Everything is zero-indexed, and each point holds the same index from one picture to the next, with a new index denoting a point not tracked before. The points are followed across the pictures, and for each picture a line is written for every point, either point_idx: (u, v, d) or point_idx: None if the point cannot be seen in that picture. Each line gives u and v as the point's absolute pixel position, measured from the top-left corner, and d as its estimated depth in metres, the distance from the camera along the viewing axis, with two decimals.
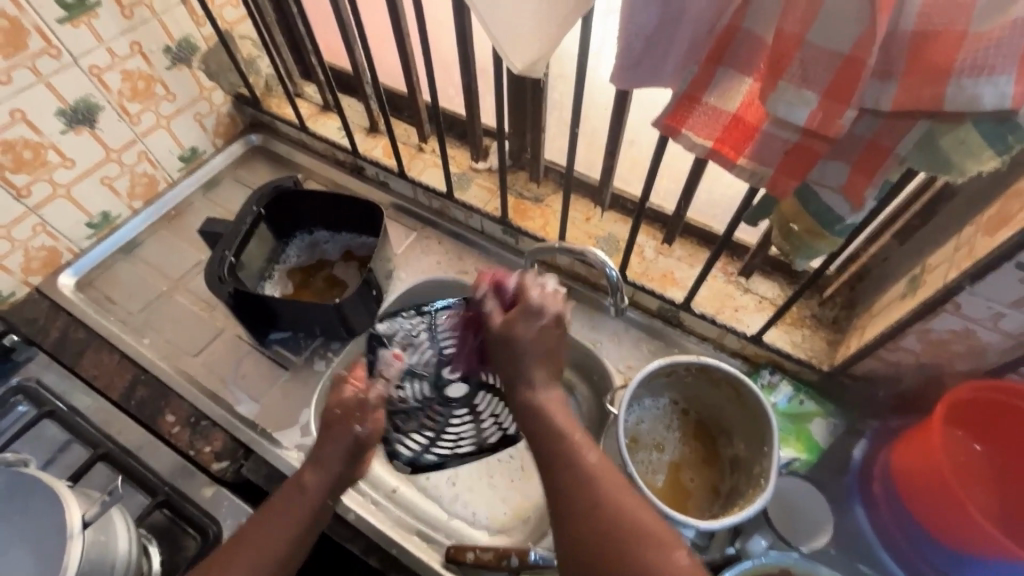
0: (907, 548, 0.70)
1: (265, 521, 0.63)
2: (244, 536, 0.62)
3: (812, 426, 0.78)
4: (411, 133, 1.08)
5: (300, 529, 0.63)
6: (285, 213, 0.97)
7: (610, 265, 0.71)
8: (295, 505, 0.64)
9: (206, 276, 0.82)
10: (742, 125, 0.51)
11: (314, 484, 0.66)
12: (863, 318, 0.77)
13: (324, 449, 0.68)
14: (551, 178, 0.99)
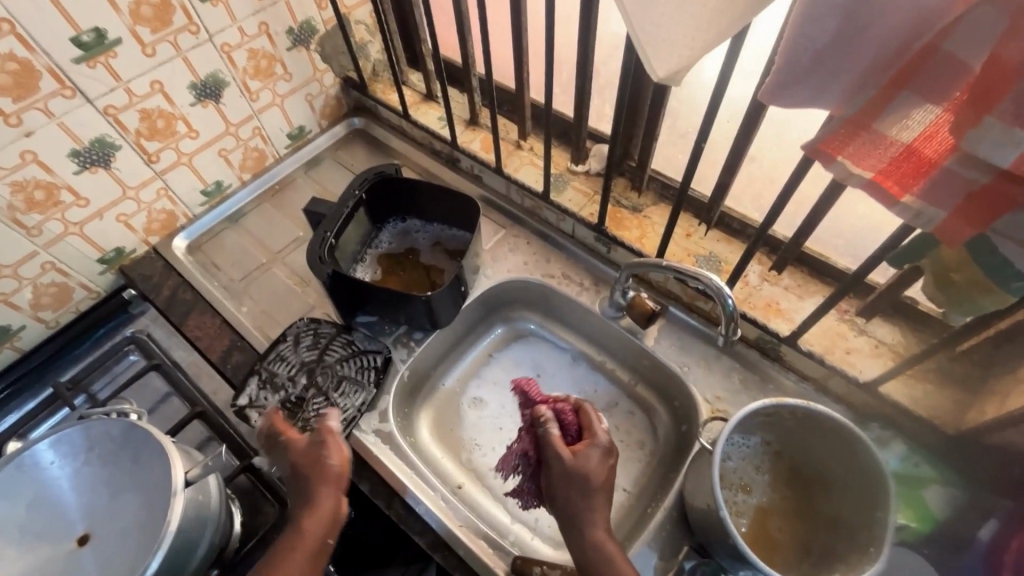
0: None
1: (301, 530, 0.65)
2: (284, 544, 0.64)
3: (927, 492, 0.72)
4: (510, 129, 1.08)
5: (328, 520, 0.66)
6: (383, 199, 0.98)
7: (727, 292, 0.67)
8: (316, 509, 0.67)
9: (308, 254, 0.84)
10: (915, 158, 0.45)
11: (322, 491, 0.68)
12: (1005, 383, 0.66)
13: (317, 493, 0.68)
14: (652, 188, 0.95)
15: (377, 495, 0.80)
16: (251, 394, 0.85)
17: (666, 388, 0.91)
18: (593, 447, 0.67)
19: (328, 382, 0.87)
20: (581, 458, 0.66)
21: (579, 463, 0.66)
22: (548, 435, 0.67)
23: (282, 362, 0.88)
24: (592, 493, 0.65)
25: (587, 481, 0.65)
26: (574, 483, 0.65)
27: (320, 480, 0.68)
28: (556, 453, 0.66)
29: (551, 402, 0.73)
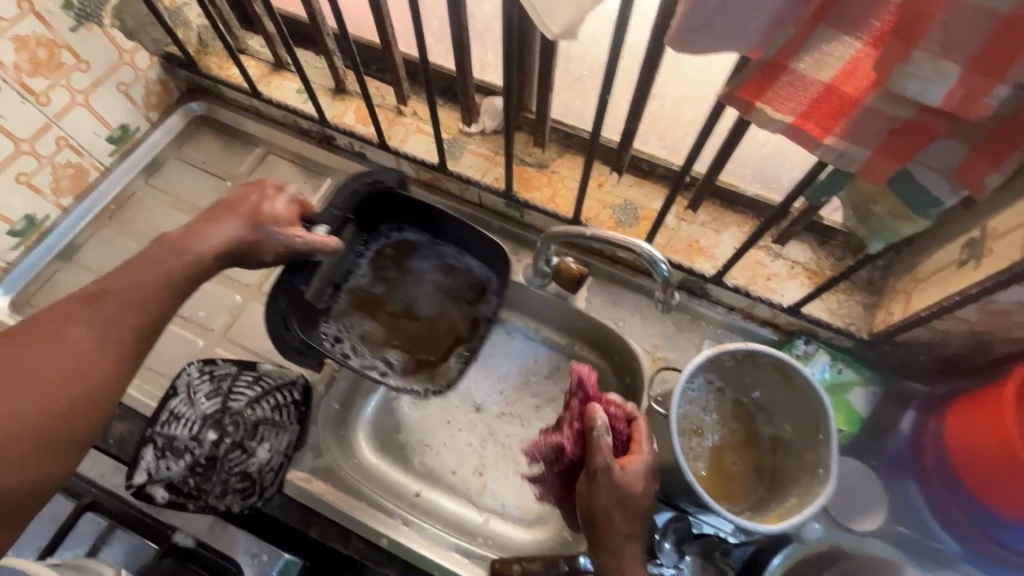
0: (967, 527, 0.64)
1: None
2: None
3: (851, 396, 0.75)
4: (386, 93, 0.94)
5: (76, 355, 0.50)
6: (376, 211, 0.81)
7: (660, 258, 0.63)
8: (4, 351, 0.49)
9: (270, 316, 0.69)
10: (836, 97, 0.42)
11: (80, 321, 0.52)
12: (905, 281, 0.73)
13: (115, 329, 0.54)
14: (554, 140, 0.88)
15: (330, 537, 0.75)
16: (149, 467, 0.71)
17: (604, 346, 0.89)
18: (642, 464, 0.59)
19: (241, 432, 0.74)
20: (630, 475, 0.57)
21: (627, 480, 0.57)
22: (601, 441, 0.57)
23: (177, 421, 0.74)
24: (636, 513, 0.57)
25: (635, 500, 0.56)
26: (623, 502, 0.56)
27: (71, 318, 0.52)
28: (607, 466, 0.56)
29: (607, 405, 0.65)
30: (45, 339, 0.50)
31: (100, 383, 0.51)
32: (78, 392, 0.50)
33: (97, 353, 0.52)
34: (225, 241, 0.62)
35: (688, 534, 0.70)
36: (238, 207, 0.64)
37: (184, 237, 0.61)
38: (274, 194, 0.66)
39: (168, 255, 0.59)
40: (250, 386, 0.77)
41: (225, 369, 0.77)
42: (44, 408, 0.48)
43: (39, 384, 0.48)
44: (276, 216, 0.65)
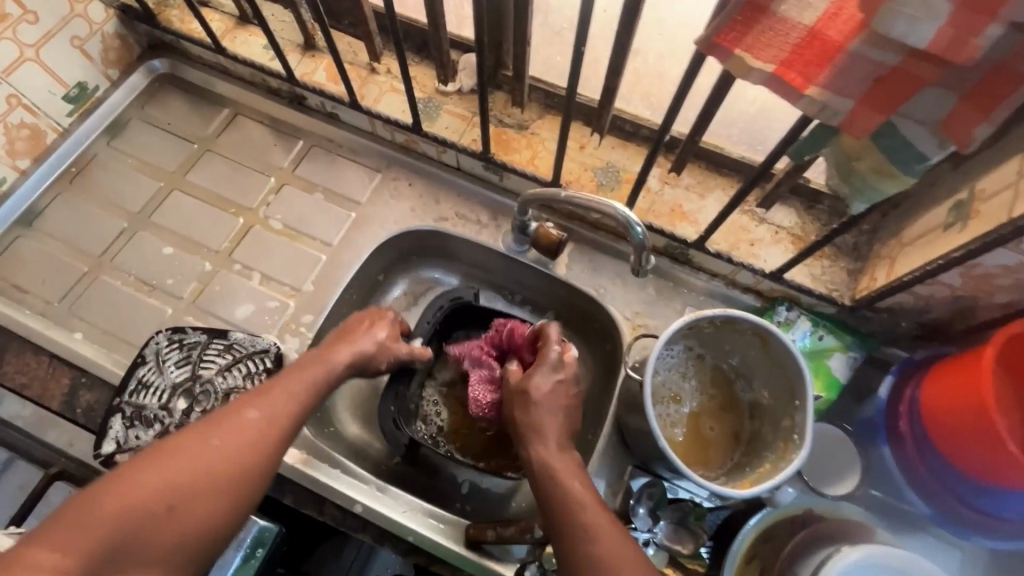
0: (939, 489, 0.65)
1: (160, 448, 0.49)
2: (135, 463, 0.48)
3: (831, 362, 0.74)
4: (358, 50, 0.90)
5: (253, 434, 0.52)
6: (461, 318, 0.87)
7: (635, 221, 0.60)
8: (193, 431, 0.51)
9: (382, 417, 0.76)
10: (818, 43, 0.39)
11: (259, 404, 0.54)
12: (891, 246, 0.71)
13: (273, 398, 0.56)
14: (534, 99, 0.84)
15: (305, 503, 0.71)
16: (118, 437, 0.70)
17: (584, 314, 0.87)
18: (544, 373, 0.63)
19: (213, 401, 0.74)
20: (531, 390, 0.62)
21: (528, 392, 0.62)
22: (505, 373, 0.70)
23: (147, 390, 0.73)
24: (541, 424, 0.60)
25: (536, 411, 0.61)
26: (525, 410, 0.62)
27: (248, 403, 0.54)
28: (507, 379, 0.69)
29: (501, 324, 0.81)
30: (231, 420, 0.52)
31: (261, 461, 0.52)
32: (226, 470, 0.50)
33: (278, 435, 0.54)
34: (353, 357, 0.65)
35: (663, 499, 0.69)
36: (358, 329, 0.69)
37: (325, 352, 0.64)
38: (384, 317, 0.72)
39: (315, 366, 0.61)
40: (219, 355, 0.76)
41: (196, 337, 0.77)
42: (198, 477, 0.48)
43: (202, 459, 0.49)
44: (387, 331, 0.70)
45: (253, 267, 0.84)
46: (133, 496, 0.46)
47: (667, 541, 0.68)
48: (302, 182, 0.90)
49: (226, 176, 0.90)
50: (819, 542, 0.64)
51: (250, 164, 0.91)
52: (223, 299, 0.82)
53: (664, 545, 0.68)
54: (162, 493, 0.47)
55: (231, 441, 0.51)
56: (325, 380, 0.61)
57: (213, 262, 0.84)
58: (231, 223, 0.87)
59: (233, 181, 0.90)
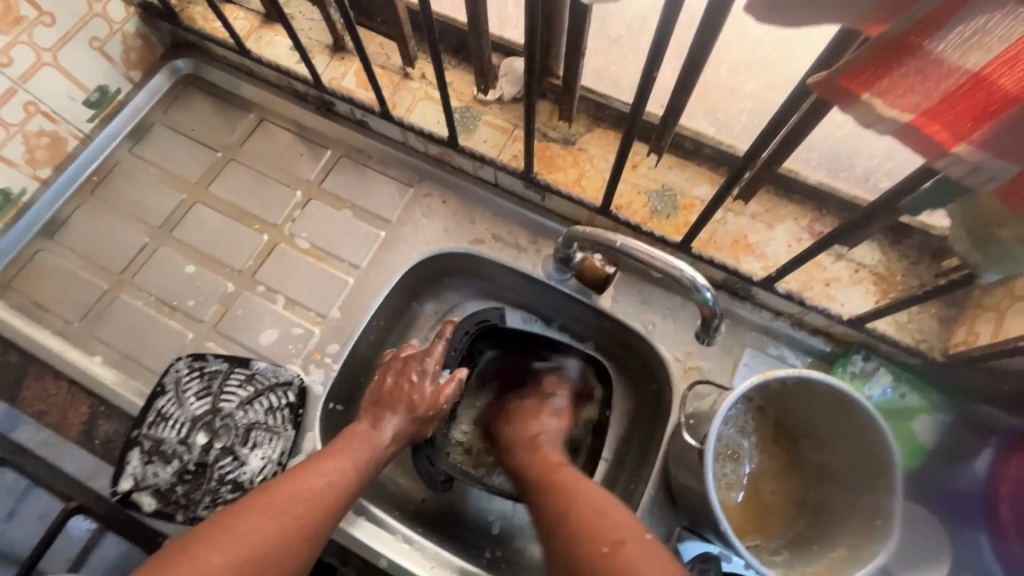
0: None
1: (213, 526, 0.52)
2: (193, 541, 0.51)
3: (915, 424, 0.66)
4: (391, 53, 0.82)
5: (300, 510, 0.55)
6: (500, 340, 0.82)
7: (702, 282, 0.54)
8: (245, 509, 0.54)
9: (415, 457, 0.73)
10: (983, 93, 0.30)
11: (316, 471, 0.59)
12: (1000, 296, 0.61)
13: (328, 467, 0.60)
14: (584, 111, 0.76)
15: (328, 552, 0.69)
16: (135, 474, 0.67)
17: (629, 349, 0.80)
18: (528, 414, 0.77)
19: (233, 436, 0.70)
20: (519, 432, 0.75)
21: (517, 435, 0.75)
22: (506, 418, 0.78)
23: (166, 423, 0.69)
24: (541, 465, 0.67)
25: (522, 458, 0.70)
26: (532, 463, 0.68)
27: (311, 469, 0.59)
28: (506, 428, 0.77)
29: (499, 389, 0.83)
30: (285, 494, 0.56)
31: (308, 537, 0.55)
32: (284, 543, 0.53)
33: (324, 510, 0.57)
34: (398, 435, 0.67)
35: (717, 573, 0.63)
36: (401, 401, 0.68)
37: (373, 428, 0.67)
38: (420, 380, 0.70)
39: (361, 443, 0.64)
40: (241, 387, 0.72)
41: (217, 367, 0.72)
42: (254, 557, 0.51)
43: (262, 531, 0.52)
44: (426, 401, 0.69)
45: (277, 289, 0.79)
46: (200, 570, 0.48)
47: None
48: (329, 196, 0.84)
49: (250, 188, 0.85)
50: None
51: (276, 176, 0.86)
52: (246, 324, 0.77)
53: None
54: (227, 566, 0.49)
55: (285, 513, 0.54)
56: (371, 459, 0.63)
57: (236, 282, 0.79)
58: (255, 240, 0.82)
59: (258, 193, 0.85)
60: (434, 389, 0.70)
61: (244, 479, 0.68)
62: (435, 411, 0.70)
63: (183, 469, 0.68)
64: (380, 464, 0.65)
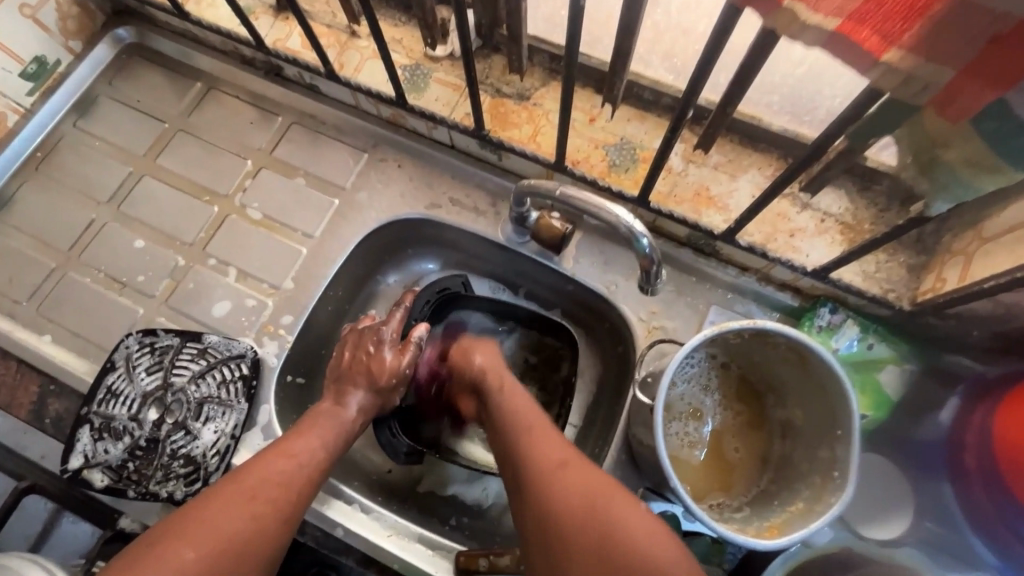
0: (1005, 534, 0.53)
1: (182, 518, 0.49)
2: (162, 538, 0.48)
3: (882, 375, 0.64)
4: (336, 10, 0.79)
5: (272, 494, 0.53)
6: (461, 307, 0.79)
7: (640, 230, 0.56)
8: (214, 498, 0.51)
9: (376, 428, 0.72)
10: None
11: (287, 450, 0.57)
12: (968, 240, 0.58)
13: (294, 445, 0.58)
14: (537, 63, 0.73)
15: None
16: (85, 451, 0.66)
17: (593, 311, 0.78)
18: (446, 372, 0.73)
19: (185, 411, 0.68)
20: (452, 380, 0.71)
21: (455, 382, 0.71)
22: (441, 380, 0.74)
23: (116, 400, 0.68)
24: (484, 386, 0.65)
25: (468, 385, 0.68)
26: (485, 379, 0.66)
27: (280, 448, 0.57)
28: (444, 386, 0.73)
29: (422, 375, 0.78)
30: (255, 475, 0.53)
31: (286, 517, 0.53)
32: (263, 527, 0.51)
33: (297, 490, 0.54)
34: (364, 406, 0.65)
35: (677, 533, 0.62)
36: (361, 372, 0.66)
37: (337, 402, 0.65)
38: (378, 351, 0.68)
39: (328, 420, 0.62)
40: (192, 361, 0.70)
41: (168, 342, 0.71)
42: (231, 542, 0.48)
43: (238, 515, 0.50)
44: (385, 371, 0.67)
45: (229, 261, 0.77)
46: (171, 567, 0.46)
47: None
48: (281, 164, 0.81)
49: (199, 159, 0.82)
50: None
51: (226, 146, 0.83)
52: (198, 298, 0.75)
53: None
54: (206, 554, 0.47)
55: (261, 495, 0.52)
56: (340, 438, 0.62)
57: (187, 256, 0.77)
58: (205, 213, 0.79)
59: (208, 164, 0.82)
60: (394, 356, 0.68)
61: (196, 454, 0.66)
62: (399, 378, 0.68)
63: (135, 445, 0.66)
64: (350, 440, 0.64)
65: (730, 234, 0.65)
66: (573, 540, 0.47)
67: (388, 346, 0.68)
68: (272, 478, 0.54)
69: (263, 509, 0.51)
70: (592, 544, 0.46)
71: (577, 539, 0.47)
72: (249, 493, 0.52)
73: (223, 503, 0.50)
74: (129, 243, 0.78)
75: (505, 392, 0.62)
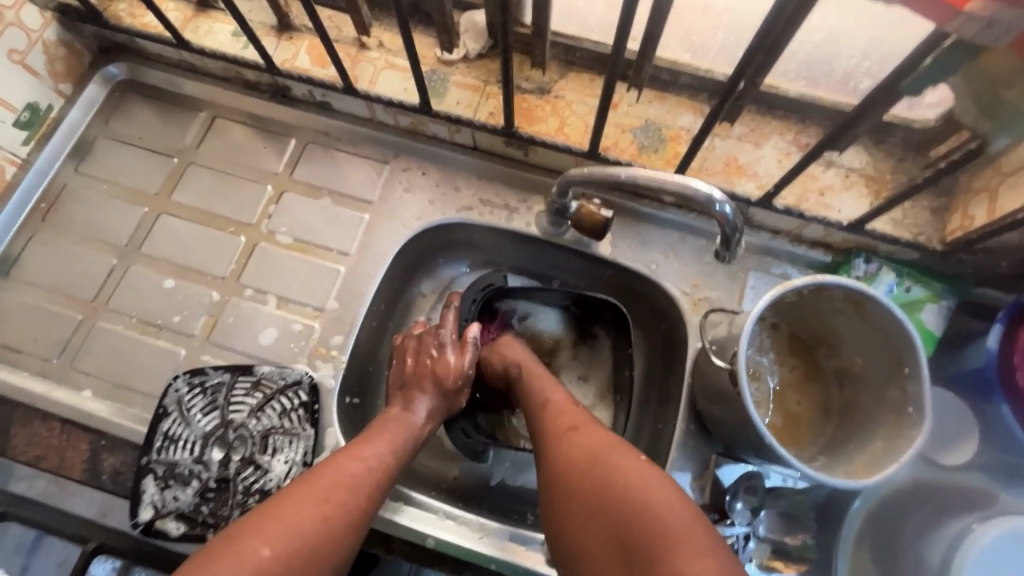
0: None
1: (255, 516, 0.49)
2: (234, 534, 0.47)
3: (923, 315, 0.67)
4: (343, 24, 0.78)
5: (343, 497, 0.52)
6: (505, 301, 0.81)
7: (718, 196, 0.52)
8: (287, 499, 0.50)
9: (451, 433, 0.73)
10: None
11: (357, 456, 0.56)
12: (988, 177, 0.62)
13: (363, 448, 0.58)
14: (555, 56, 0.74)
15: (370, 543, 0.66)
16: (154, 502, 0.63)
17: (633, 292, 0.80)
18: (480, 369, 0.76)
19: (250, 446, 0.66)
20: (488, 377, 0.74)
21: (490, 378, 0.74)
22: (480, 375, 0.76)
23: (176, 444, 0.66)
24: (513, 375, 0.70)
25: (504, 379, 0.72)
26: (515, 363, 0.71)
27: (348, 455, 0.56)
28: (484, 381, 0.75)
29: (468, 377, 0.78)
30: (323, 476, 0.53)
31: (352, 521, 0.52)
32: (333, 529, 0.50)
33: (366, 495, 0.54)
34: (432, 412, 0.65)
35: (763, 491, 0.62)
36: (427, 378, 0.66)
37: (405, 408, 0.64)
38: (441, 353, 0.68)
39: (397, 425, 0.62)
40: (248, 395, 0.68)
41: (220, 379, 0.69)
42: (304, 542, 0.47)
43: (306, 514, 0.49)
44: (451, 371, 0.67)
45: (266, 289, 0.75)
46: (247, 564, 0.45)
47: (772, 534, 0.61)
48: (303, 185, 0.80)
49: (216, 190, 0.80)
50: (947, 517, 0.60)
51: (242, 173, 0.81)
52: (240, 330, 0.73)
53: (768, 538, 0.61)
54: (280, 557, 0.46)
55: (325, 493, 0.51)
56: (407, 442, 0.61)
57: (222, 289, 0.75)
58: (232, 244, 0.77)
59: (226, 194, 0.80)
60: (457, 358, 0.68)
61: (270, 487, 0.65)
62: (464, 378, 0.68)
63: (205, 488, 0.64)
64: (417, 446, 0.63)
65: (766, 199, 0.68)
66: (578, 494, 0.49)
67: (448, 347, 0.68)
68: (340, 480, 0.53)
69: (331, 509, 0.51)
70: (594, 492, 0.48)
71: (581, 492, 0.49)
72: (318, 495, 0.51)
73: (292, 502, 0.50)
74: (157, 284, 0.75)
75: (530, 380, 0.66)
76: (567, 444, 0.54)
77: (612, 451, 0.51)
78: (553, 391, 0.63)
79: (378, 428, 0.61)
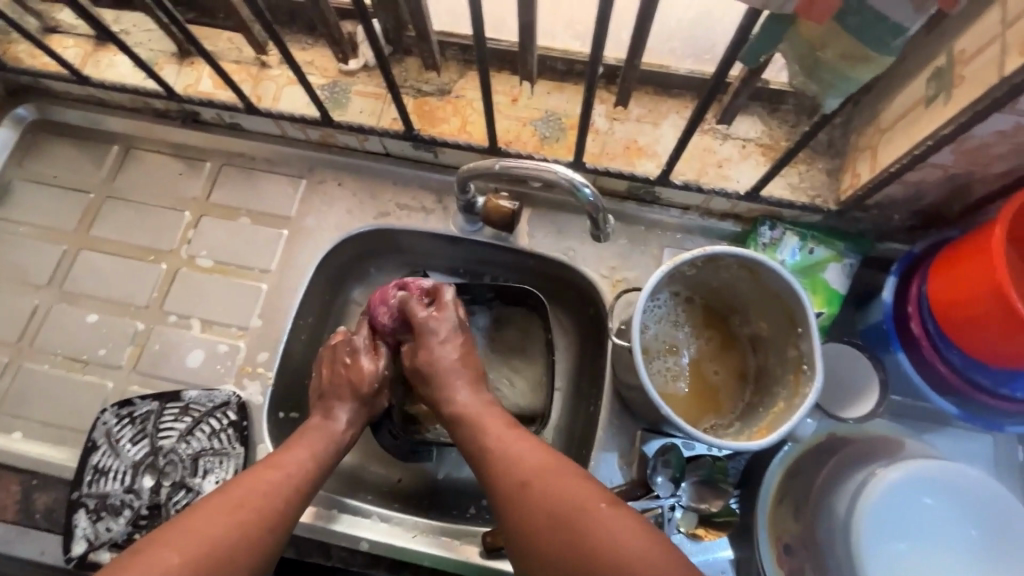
0: (961, 386, 0.59)
1: (167, 527, 0.49)
2: (144, 544, 0.48)
3: (827, 274, 0.69)
4: (241, 45, 0.79)
5: (259, 503, 0.53)
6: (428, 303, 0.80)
7: (581, 181, 0.58)
8: (201, 508, 0.51)
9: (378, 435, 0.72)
10: None
11: (277, 465, 0.57)
12: (870, 134, 0.64)
13: (282, 457, 0.59)
14: (451, 57, 0.75)
15: (309, 552, 0.67)
16: (87, 534, 0.64)
17: (557, 280, 0.80)
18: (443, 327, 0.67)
19: (181, 470, 0.67)
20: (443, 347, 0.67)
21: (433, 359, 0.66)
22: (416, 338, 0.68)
23: (106, 476, 0.66)
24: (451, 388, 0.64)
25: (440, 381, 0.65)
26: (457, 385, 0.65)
27: (267, 464, 0.57)
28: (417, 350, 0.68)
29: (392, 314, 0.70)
30: (240, 488, 0.54)
31: (269, 526, 0.52)
32: (245, 535, 0.50)
33: (283, 500, 0.55)
34: (353, 416, 0.66)
35: (680, 461, 0.64)
36: (343, 385, 0.67)
37: (325, 416, 0.65)
38: (354, 360, 0.68)
39: (317, 433, 0.63)
40: (176, 420, 0.69)
41: (146, 407, 0.69)
42: (213, 548, 0.48)
43: (219, 524, 0.50)
44: (365, 377, 0.67)
45: (189, 314, 0.76)
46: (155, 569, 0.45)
47: (693, 501, 0.63)
48: (220, 208, 0.81)
49: (134, 221, 0.80)
50: (845, 468, 0.61)
51: (160, 202, 0.81)
52: (167, 357, 0.74)
53: (690, 506, 0.63)
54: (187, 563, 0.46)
55: (242, 503, 0.52)
56: (328, 448, 0.62)
57: (146, 318, 0.76)
58: (154, 272, 0.78)
59: (144, 224, 0.80)
60: (371, 363, 0.69)
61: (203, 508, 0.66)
62: (380, 381, 0.69)
63: (137, 515, 0.65)
64: (341, 452, 0.64)
65: (666, 176, 0.69)
66: (548, 553, 0.48)
67: (363, 352, 0.69)
68: (258, 489, 0.54)
69: (245, 516, 0.51)
70: (567, 549, 0.46)
71: (551, 550, 0.47)
72: (233, 504, 0.52)
73: (206, 514, 0.50)
74: (81, 319, 0.76)
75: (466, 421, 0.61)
76: (526, 502, 0.51)
77: (579, 506, 0.48)
78: (492, 424, 0.59)
79: (303, 440, 0.62)
